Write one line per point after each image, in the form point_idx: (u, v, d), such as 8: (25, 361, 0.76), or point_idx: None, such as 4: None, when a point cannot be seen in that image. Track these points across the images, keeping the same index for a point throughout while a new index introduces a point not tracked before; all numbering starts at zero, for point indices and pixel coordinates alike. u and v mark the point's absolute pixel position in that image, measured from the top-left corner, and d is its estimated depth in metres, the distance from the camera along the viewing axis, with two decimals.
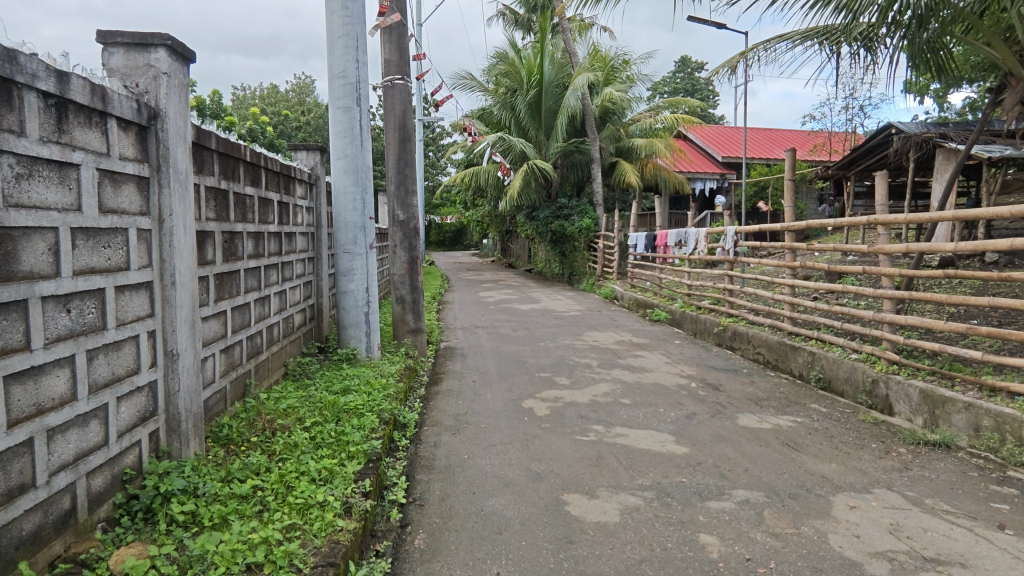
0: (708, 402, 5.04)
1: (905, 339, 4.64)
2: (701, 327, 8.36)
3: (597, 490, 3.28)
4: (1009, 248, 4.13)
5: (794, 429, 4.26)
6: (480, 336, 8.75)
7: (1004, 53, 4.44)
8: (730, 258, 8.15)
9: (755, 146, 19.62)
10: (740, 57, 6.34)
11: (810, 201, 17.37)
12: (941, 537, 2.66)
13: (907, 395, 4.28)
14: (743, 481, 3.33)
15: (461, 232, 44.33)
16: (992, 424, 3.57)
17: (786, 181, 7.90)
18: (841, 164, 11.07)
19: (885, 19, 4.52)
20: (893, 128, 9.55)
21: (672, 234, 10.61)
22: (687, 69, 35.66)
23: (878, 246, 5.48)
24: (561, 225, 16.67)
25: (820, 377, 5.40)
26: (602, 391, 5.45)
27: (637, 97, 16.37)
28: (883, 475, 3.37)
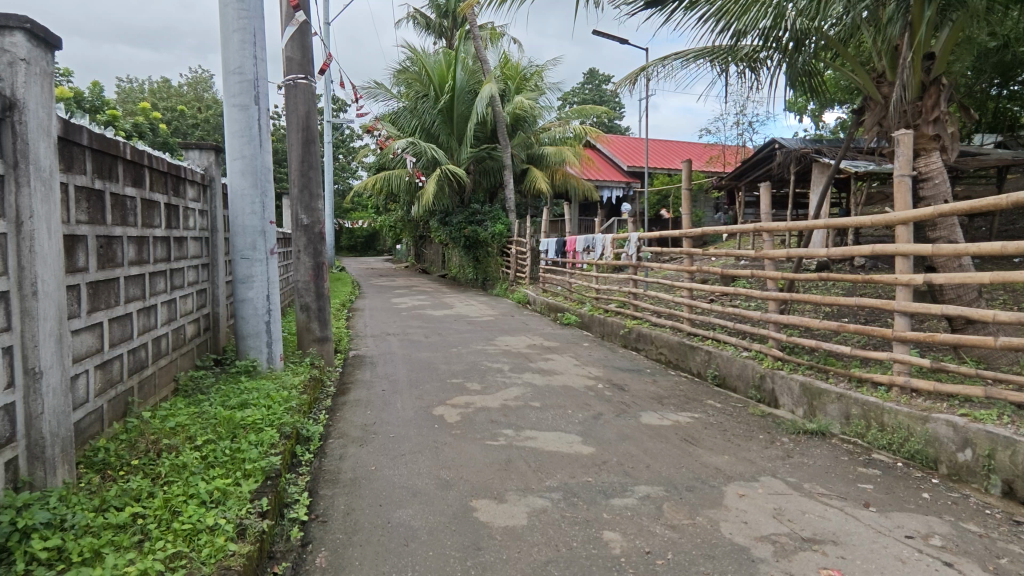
0: (614, 402, 5.23)
1: (787, 337, 5.05)
2: (609, 330, 8.67)
3: (505, 494, 3.30)
4: (872, 253, 4.60)
5: (692, 424, 4.51)
6: (391, 343, 8.56)
7: (864, 78, 4.92)
8: (634, 263, 8.53)
9: (658, 156, 20.67)
10: (641, 71, 6.66)
11: (706, 209, 18.54)
12: (817, 518, 2.91)
13: (789, 388, 4.66)
14: (645, 477, 3.48)
15: (373, 237, 43.32)
16: (860, 412, 3.94)
17: (685, 191, 8.35)
18: (733, 175, 11.91)
19: (766, 41, 4.91)
20: (777, 143, 10.42)
21: (581, 240, 10.95)
22: (596, 82, 37.00)
23: (764, 251, 5.93)
24: (474, 231, 16.71)
25: (716, 374, 5.76)
26: (513, 395, 5.50)
27: (547, 106, 16.74)
28: (769, 464, 3.64)
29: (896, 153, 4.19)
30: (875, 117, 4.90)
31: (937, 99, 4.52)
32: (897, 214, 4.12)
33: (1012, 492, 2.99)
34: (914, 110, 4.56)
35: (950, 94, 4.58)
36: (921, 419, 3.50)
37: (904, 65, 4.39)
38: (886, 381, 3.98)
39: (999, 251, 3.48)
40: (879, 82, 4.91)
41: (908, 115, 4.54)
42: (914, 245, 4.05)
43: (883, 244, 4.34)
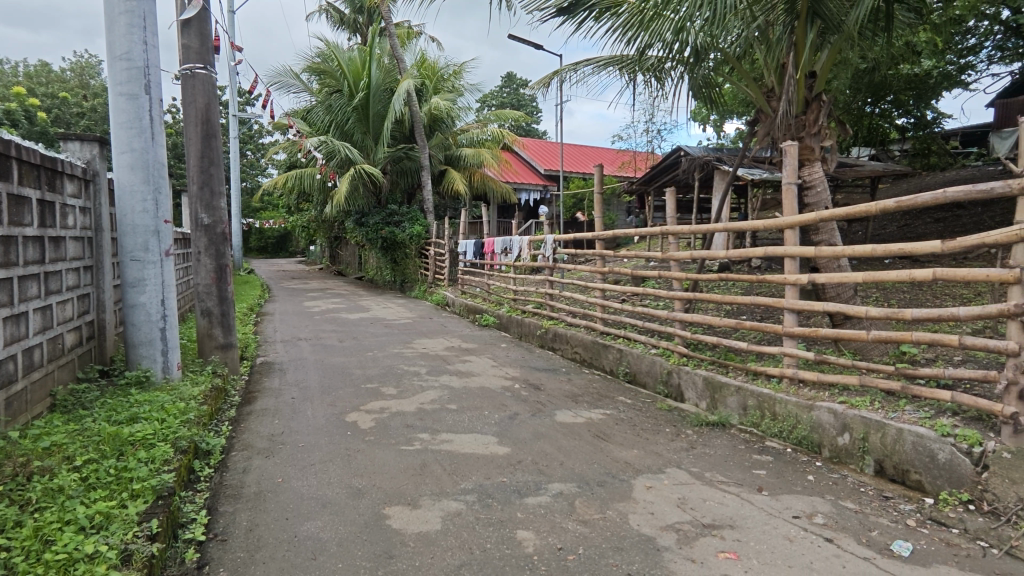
0: (529, 401, 5.30)
1: (691, 335, 5.33)
2: (526, 330, 8.78)
3: (419, 499, 3.24)
4: (765, 254, 4.94)
5: (604, 420, 4.65)
6: (302, 348, 8.21)
7: (756, 91, 5.28)
8: (550, 264, 8.69)
9: (574, 161, 21.23)
10: (554, 76, 6.80)
11: (619, 212, 19.25)
12: (716, 504, 3.08)
13: (693, 382, 4.92)
14: (558, 474, 3.55)
15: (285, 238, 41.46)
16: (756, 403, 4.23)
17: (597, 194, 8.55)
18: (643, 179, 12.42)
19: (669, 52, 5.15)
20: (683, 151, 10.99)
21: (499, 241, 11.03)
22: (513, 85, 37.48)
23: (670, 253, 6.23)
24: (391, 232, 16.39)
25: (627, 371, 5.98)
26: (429, 398, 5.44)
27: (464, 107, 16.70)
28: (674, 456, 3.82)
29: (784, 163, 4.54)
30: (765, 128, 5.27)
31: (817, 115, 4.91)
32: (786, 219, 4.47)
33: (882, 470, 3.30)
34: (798, 123, 4.93)
35: (829, 110, 4.99)
36: (807, 407, 3.80)
37: (789, 82, 4.76)
38: (778, 373, 4.29)
39: (869, 253, 3.86)
40: (768, 96, 5.28)
41: (793, 128, 4.92)
42: (800, 247, 4.41)
43: (774, 247, 4.69)
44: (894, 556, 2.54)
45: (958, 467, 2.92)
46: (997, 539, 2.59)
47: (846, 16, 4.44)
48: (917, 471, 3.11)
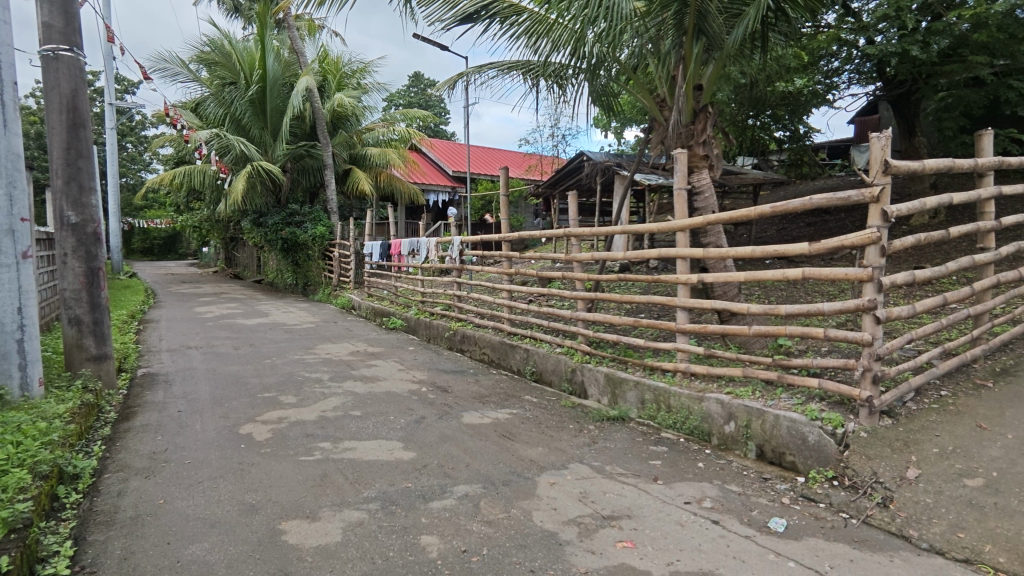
0: (437, 404, 5.25)
1: (593, 333, 5.52)
2: (434, 333, 8.70)
3: (318, 511, 3.11)
4: (660, 255, 5.20)
5: (510, 420, 4.70)
6: (191, 358, 7.62)
7: (650, 101, 5.54)
8: (457, 266, 8.63)
9: (481, 162, 21.33)
10: (459, 77, 6.78)
11: (527, 214, 19.60)
12: (615, 496, 3.20)
13: (595, 379, 5.10)
14: (464, 476, 3.54)
15: (174, 239, 38.42)
16: (652, 397, 4.44)
17: (503, 196, 8.59)
18: (548, 182, 12.69)
19: (569, 60, 5.31)
20: (585, 156, 11.40)
21: (405, 242, 10.88)
22: (421, 85, 37.24)
23: (573, 254, 6.41)
24: (292, 233, 15.60)
25: (534, 370, 6.08)
26: (332, 406, 5.23)
27: (369, 106, 16.30)
28: (577, 451, 3.93)
29: (675, 169, 4.82)
30: (659, 135, 5.54)
31: (705, 124, 5.22)
32: (678, 222, 4.75)
33: (763, 454, 3.58)
34: (688, 132, 5.21)
35: (714, 120, 5.33)
36: (698, 399, 4.04)
37: (679, 93, 5.05)
38: (672, 368, 4.54)
39: (749, 255, 4.18)
40: (661, 106, 5.56)
41: (683, 136, 5.20)
42: (690, 249, 4.70)
43: (667, 249, 4.96)
44: (771, 533, 2.76)
45: (825, 447, 3.22)
46: (856, 511, 2.88)
47: (728, 35, 4.80)
48: (792, 453, 3.40)
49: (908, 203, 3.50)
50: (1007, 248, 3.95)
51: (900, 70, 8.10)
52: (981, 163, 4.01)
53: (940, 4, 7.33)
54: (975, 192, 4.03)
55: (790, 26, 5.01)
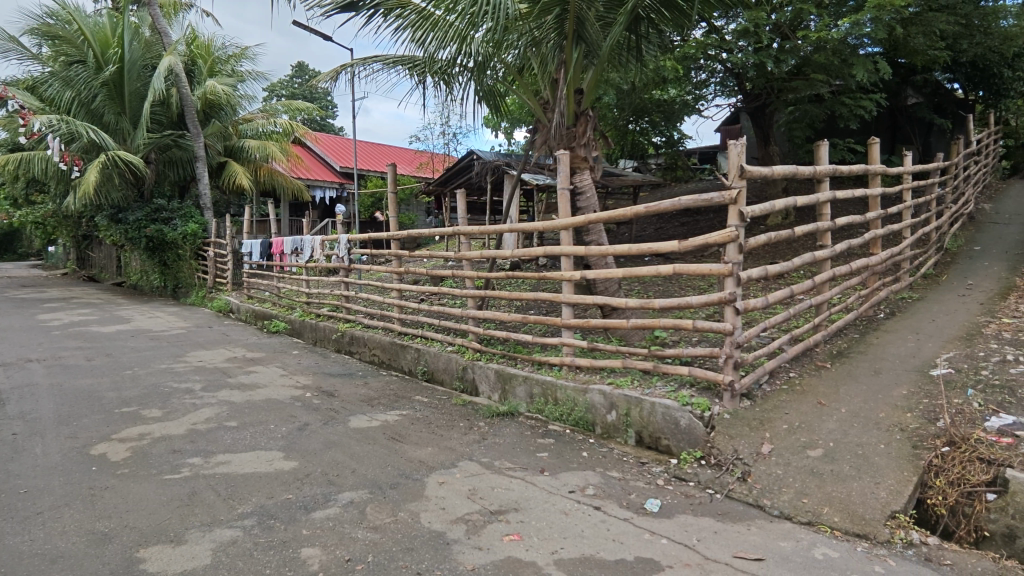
0: (322, 409, 5.03)
1: (484, 330, 5.55)
2: (320, 335, 8.32)
3: (185, 533, 2.85)
4: (546, 253, 5.33)
5: (400, 421, 4.61)
6: (33, 372, 6.69)
7: (533, 102, 5.65)
8: (345, 265, 8.30)
9: (369, 158, 20.72)
10: (342, 69, 6.53)
11: (419, 213, 19.40)
12: (503, 490, 3.25)
13: (486, 375, 5.14)
14: (350, 482, 3.42)
15: (11, 237, 33.62)
16: (540, 391, 4.55)
17: (391, 194, 8.28)
18: (439, 181, 12.61)
19: (455, 57, 5.30)
20: (474, 155, 11.44)
21: (288, 241, 10.32)
22: (306, 76, 35.54)
23: (463, 252, 6.39)
24: (158, 230, 14.14)
25: (425, 369, 6.01)
26: (203, 418, 4.83)
27: (247, 95, 15.20)
28: (466, 449, 3.94)
29: (558, 170, 4.97)
30: (543, 136, 5.68)
31: (585, 127, 5.43)
32: (562, 221, 4.92)
33: (641, 440, 3.78)
34: (569, 135, 5.41)
35: (594, 124, 5.57)
36: (582, 390, 4.19)
37: (560, 96, 5.21)
38: (558, 361, 4.67)
39: (627, 252, 4.41)
40: (545, 108, 5.70)
41: (565, 138, 5.38)
42: (574, 247, 4.87)
43: (553, 247, 5.11)
44: (646, 513, 2.93)
45: (694, 430, 3.47)
46: (720, 486, 3.14)
47: (604, 42, 5.03)
48: (666, 437, 3.62)
49: (761, 205, 3.86)
50: (841, 245, 4.49)
51: (756, 83, 8.93)
52: (820, 170, 4.52)
53: (787, 26, 8.17)
54: (815, 196, 4.53)
55: (660, 38, 5.33)
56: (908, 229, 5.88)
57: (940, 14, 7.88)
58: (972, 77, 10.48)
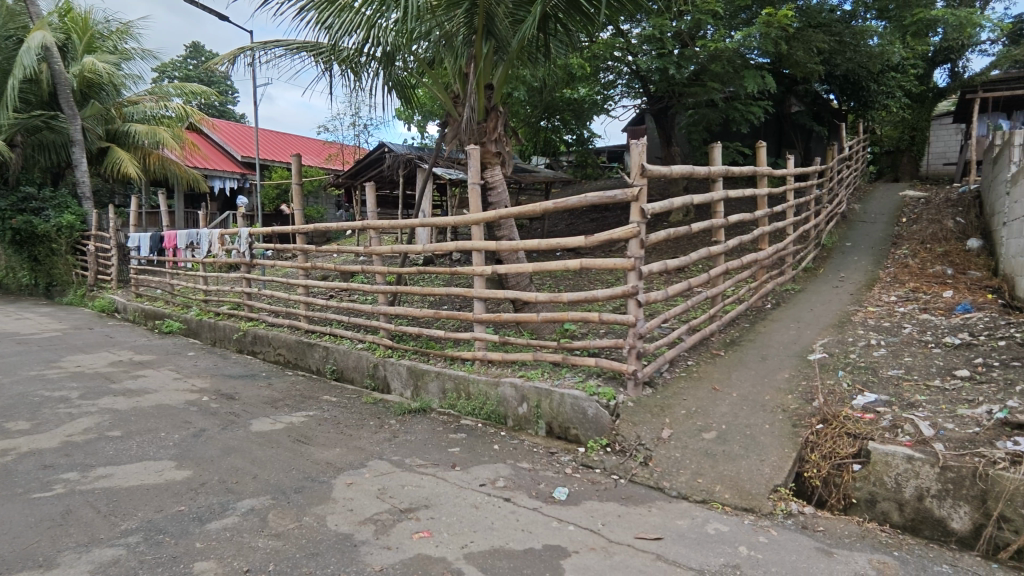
0: (220, 414, 4.72)
1: (395, 327, 5.44)
2: (220, 335, 7.83)
3: (57, 556, 2.59)
4: (458, 247, 5.29)
5: (305, 423, 4.43)
6: None
7: (443, 96, 5.58)
8: (246, 260, 7.83)
9: (273, 148, 19.67)
10: (240, 52, 6.14)
11: (328, 207, 18.75)
12: (414, 488, 3.21)
13: (398, 372, 5.05)
14: (250, 489, 3.25)
15: None
16: (453, 386, 4.54)
17: (295, 185, 7.83)
18: (349, 173, 12.22)
19: (362, 45, 5.14)
20: (385, 147, 11.17)
21: (182, 235, 9.61)
22: (202, 57, 33.16)
23: (373, 247, 6.21)
24: (27, 222, 12.65)
25: (334, 368, 5.81)
26: (82, 428, 4.40)
27: (132, 75, 13.95)
28: (376, 448, 3.86)
29: (469, 165, 4.96)
30: (453, 130, 5.64)
31: (496, 123, 5.45)
32: (474, 216, 4.91)
33: (551, 430, 3.87)
34: (479, 130, 5.42)
35: (504, 120, 5.60)
36: (494, 384, 4.22)
37: (470, 91, 5.19)
38: (470, 356, 4.68)
39: (537, 247, 4.48)
40: (455, 101, 5.66)
41: (475, 134, 5.39)
42: (484, 242, 4.88)
43: (464, 242, 5.10)
44: (554, 502, 3.01)
45: (600, 419, 3.58)
46: (624, 471, 3.28)
47: (513, 39, 5.07)
48: (575, 427, 3.72)
49: (661, 203, 4.05)
50: (733, 241, 4.81)
51: (659, 86, 9.37)
52: (714, 171, 4.80)
53: (687, 33, 8.62)
54: (709, 194, 4.81)
55: (567, 37, 5.44)
56: (791, 226, 6.40)
57: (817, 32, 8.62)
58: (845, 89, 11.54)
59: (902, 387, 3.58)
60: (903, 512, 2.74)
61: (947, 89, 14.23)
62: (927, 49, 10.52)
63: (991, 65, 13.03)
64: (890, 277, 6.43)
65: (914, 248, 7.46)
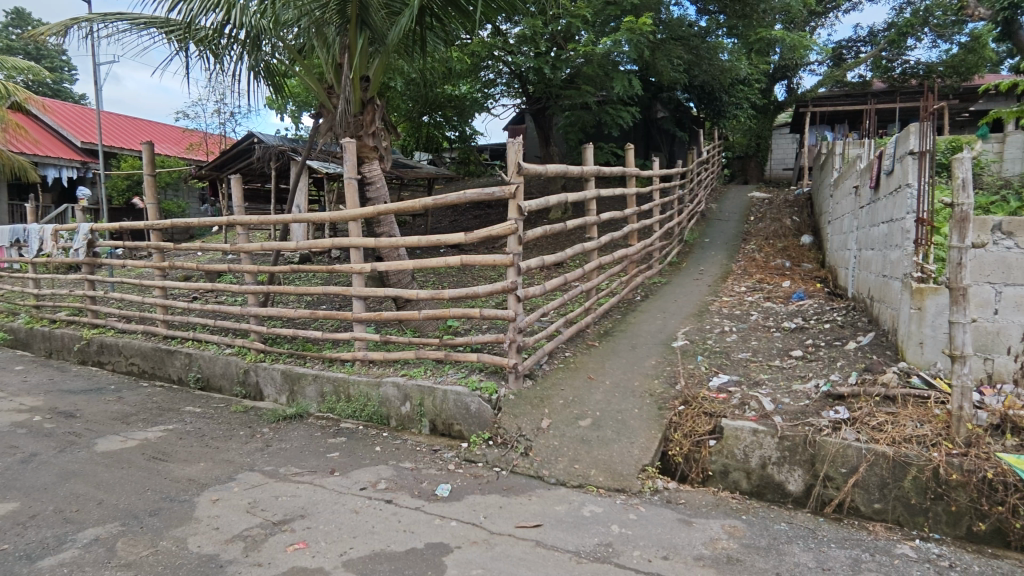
0: (57, 435, 4.15)
1: (268, 329, 5.10)
2: (57, 345, 6.87)
3: None
4: (336, 243, 5.06)
5: (164, 438, 4.03)
6: None
7: (315, 86, 5.31)
8: (88, 260, 6.93)
9: (120, 134, 17.62)
10: (73, 22, 5.40)
11: (190, 200, 17.21)
12: (288, 498, 3.04)
13: (271, 377, 4.75)
14: (95, 517, 2.89)
15: None
16: (332, 388, 4.36)
17: (147, 176, 7.04)
18: (213, 165, 11.26)
19: (221, 25, 4.76)
20: (254, 138, 10.40)
21: (6, 231, 8.27)
22: (28, 27, 28.82)
23: (240, 245, 5.76)
24: None
25: (198, 376, 5.34)
26: None
27: None
28: (246, 459, 3.61)
29: (345, 158, 4.77)
30: (328, 123, 5.39)
31: (373, 117, 5.30)
32: (350, 212, 4.72)
33: (435, 428, 3.85)
34: (356, 123, 5.23)
35: (382, 114, 5.46)
36: (375, 384, 4.12)
37: (344, 82, 4.98)
38: (350, 357, 4.50)
39: (417, 244, 4.41)
40: (329, 93, 5.41)
41: (351, 126, 5.20)
42: (363, 238, 4.72)
43: (341, 238, 4.89)
44: (437, 499, 3.00)
45: (483, 413, 3.62)
46: (505, 463, 3.35)
47: (389, 31, 4.95)
48: (458, 422, 3.73)
49: (538, 201, 4.15)
50: (605, 237, 5.07)
51: (536, 86, 9.69)
52: (587, 170, 5.02)
53: (561, 36, 8.93)
54: (584, 192, 5.03)
55: (445, 33, 5.40)
56: (657, 223, 6.87)
57: (676, 45, 9.35)
58: (703, 98, 12.60)
59: (749, 368, 4.01)
60: (750, 480, 3.07)
61: (785, 103, 16.04)
62: (768, 67, 11.78)
63: (819, 84, 14.91)
64: (741, 269, 7.14)
65: (760, 243, 8.34)
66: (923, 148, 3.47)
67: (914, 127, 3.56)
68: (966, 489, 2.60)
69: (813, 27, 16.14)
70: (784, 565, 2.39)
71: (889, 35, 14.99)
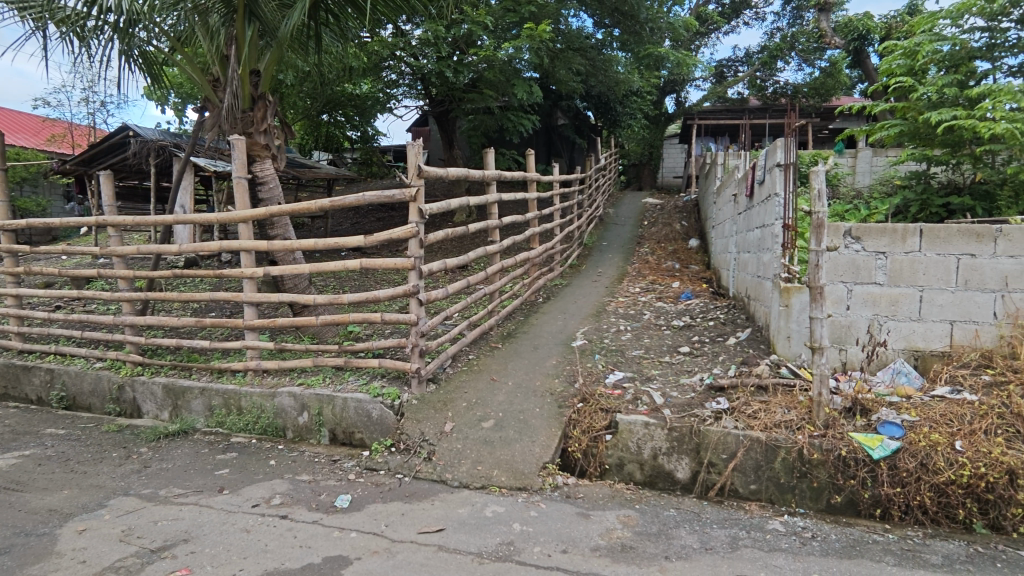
0: None
1: (146, 339, 4.67)
2: None
3: None
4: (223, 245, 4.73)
5: (19, 465, 3.59)
6: None
7: (199, 78, 4.94)
8: None
9: None
10: None
11: (52, 198, 15.44)
12: (169, 522, 2.82)
13: (151, 393, 4.37)
14: None
15: None
16: (221, 401, 4.09)
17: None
18: (80, 159, 10.19)
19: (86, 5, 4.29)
20: (129, 131, 9.51)
21: None
22: None
23: (112, 247, 5.23)
24: None
25: (62, 395, 4.80)
26: None
27: None
28: (120, 483, 3.29)
29: (233, 156, 4.48)
30: (213, 118, 5.04)
31: (264, 113, 5.02)
32: (240, 212, 4.44)
33: (334, 438, 3.72)
34: (245, 119, 4.92)
35: (274, 110, 5.19)
36: (269, 395, 3.91)
37: (232, 75, 4.68)
38: (241, 367, 4.24)
39: (314, 247, 4.23)
40: (215, 86, 5.05)
41: (240, 123, 4.89)
42: (254, 241, 4.46)
43: (230, 240, 4.58)
44: (335, 511, 2.90)
45: (385, 419, 3.56)
46: (408, 469, 3.31)
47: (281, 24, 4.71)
48: (359, 430, 3.64)
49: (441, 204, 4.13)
50: (507, 240, 5.14)
51: (439, 89, 9.65)
52: (488, 174, 5.06)
53: (463, 42, 8.95)
54: (485, 196, 5.06)
55: (342, 30, 5.21)
56: (558, 227, 7.06)
57: (574, 55, 9.71)
58: (600, 107, 13.14)
59: (641, 364, 4.23)
60: (643, 470, 3.26)
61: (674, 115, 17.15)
62: (658, 80, 12.54)
63: (704, 99, 16.09)
64: (636, 271, 7.52)
65: (653, 246, 8.84)
66: (787, 161, 3.84)
67: (780, 141, 3.92)
68: (825, 467, 2.91)
69: (698, 46, 17.37)
70: (671, 548, 2.55)
71: (762, 57, 16.45)
